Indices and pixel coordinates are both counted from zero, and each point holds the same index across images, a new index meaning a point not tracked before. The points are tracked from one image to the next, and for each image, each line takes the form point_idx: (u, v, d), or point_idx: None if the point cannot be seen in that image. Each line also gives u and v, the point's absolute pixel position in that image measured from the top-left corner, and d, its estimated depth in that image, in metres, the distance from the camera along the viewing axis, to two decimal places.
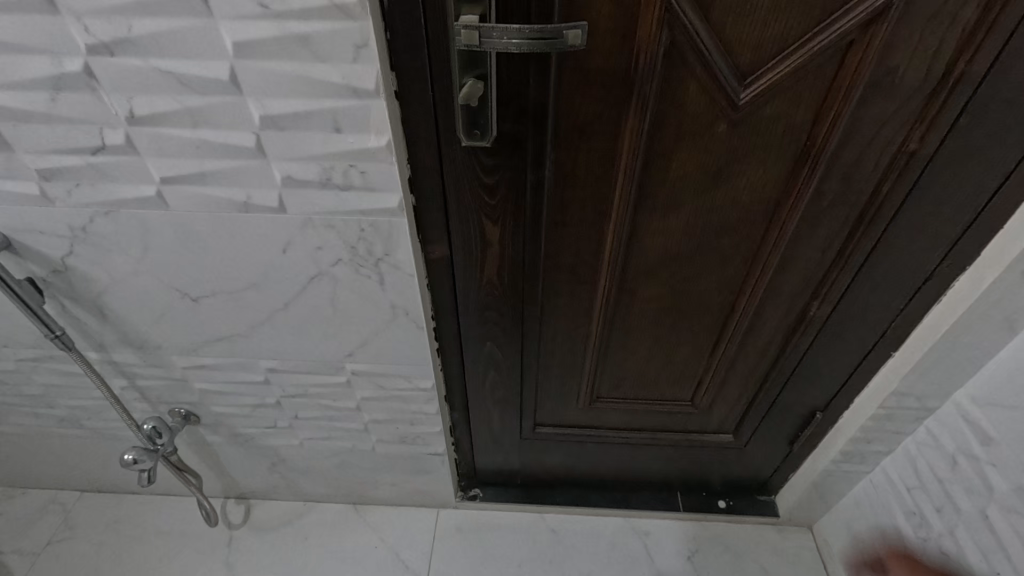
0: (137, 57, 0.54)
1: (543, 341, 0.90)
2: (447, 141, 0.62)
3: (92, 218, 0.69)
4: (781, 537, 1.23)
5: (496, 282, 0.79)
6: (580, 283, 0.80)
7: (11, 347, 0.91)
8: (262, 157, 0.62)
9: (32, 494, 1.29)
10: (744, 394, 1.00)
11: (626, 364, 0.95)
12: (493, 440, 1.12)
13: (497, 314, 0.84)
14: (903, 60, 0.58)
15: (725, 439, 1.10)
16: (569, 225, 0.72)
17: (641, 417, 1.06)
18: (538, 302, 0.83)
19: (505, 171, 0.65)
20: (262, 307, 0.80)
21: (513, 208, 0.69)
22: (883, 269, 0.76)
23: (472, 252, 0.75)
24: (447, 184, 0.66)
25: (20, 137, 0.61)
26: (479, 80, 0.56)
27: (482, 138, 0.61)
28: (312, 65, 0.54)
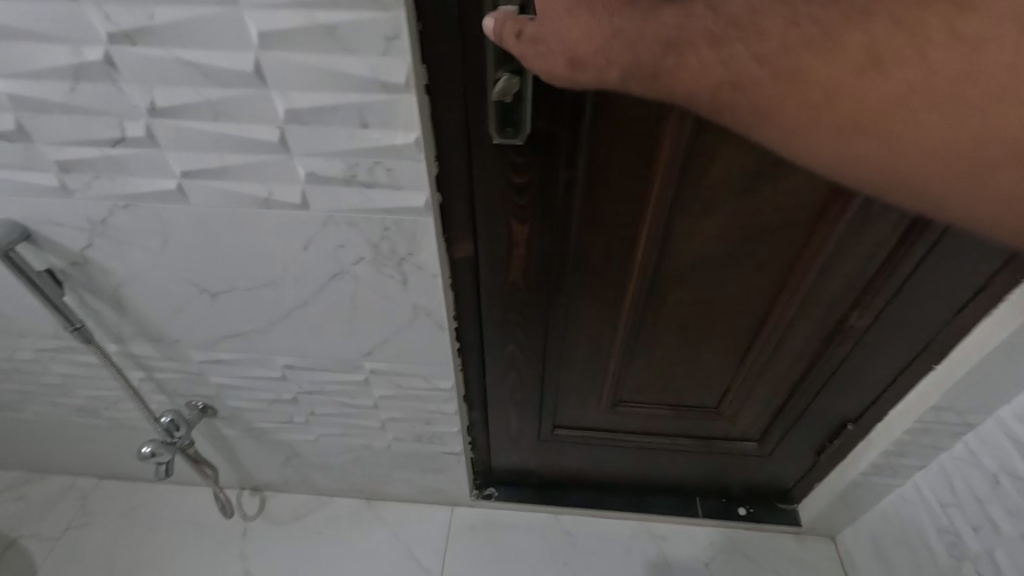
0: (159, 47, 0.52)
1: (566, 344, 0.88)
2: (476, 138, 0.59)
3: (112, 211, 0.68)
4: (802, 547, 1.20)
5: (522, 284, 0.76)
6: (609, 286, 0.77)
7: (31, 337, 0.90)
8: (284, 152, 0.60)
9: (50, 479, 1.30)
10: (772, 401, 0.97)
11: (652, 369, 0.93)
12: (510, 440, 1.11)
13: (520, 316, 0.81)
14: None
15: (749, 446, 1.08)
16: (600, 227, 0.70)
17: (663, 422, 1.04)
18: (563, 305, 0.80)
19: (536, 171, 0.62)
20: (281, 304, 0.78)
21: (543, 208, 0.66)
22: (931, 279, 0.72)
23: (498, 253, 0.72)
24: (475, 182, 0.64)
25: (39, 128, 0.59)
26: (514, 74, 0.53)
27: (515, 136, 0.58)
28: (340, 57, 0.51)
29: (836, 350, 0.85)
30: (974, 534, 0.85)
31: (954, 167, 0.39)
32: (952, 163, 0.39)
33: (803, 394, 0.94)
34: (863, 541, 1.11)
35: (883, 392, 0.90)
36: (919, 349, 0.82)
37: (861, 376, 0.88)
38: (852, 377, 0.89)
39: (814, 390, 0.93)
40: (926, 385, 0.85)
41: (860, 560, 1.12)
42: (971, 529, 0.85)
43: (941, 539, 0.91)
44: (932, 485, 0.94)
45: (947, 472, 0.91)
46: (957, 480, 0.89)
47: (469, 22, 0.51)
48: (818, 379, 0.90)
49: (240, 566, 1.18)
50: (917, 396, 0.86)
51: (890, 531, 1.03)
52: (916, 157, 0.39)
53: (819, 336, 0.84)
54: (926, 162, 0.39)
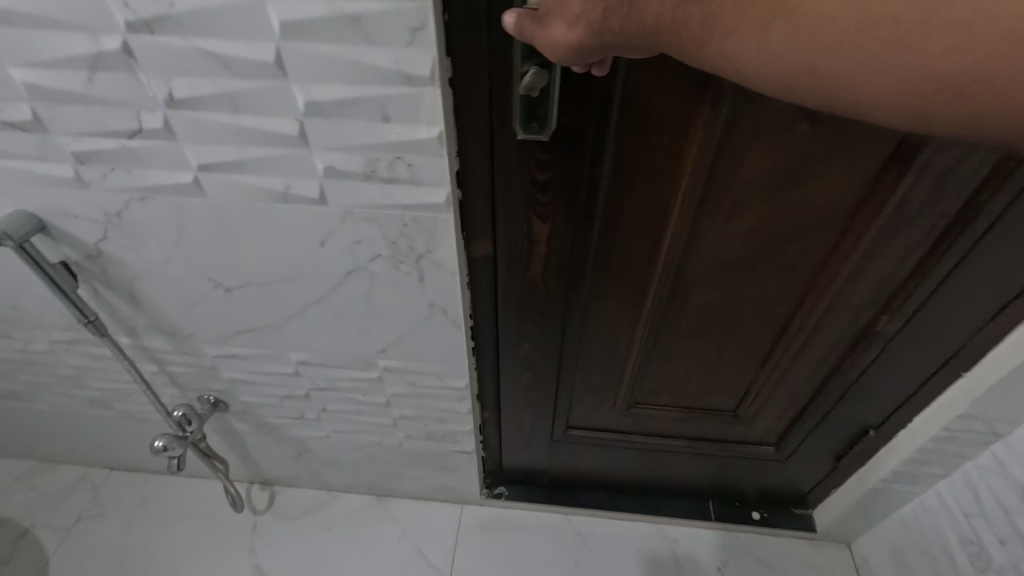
0: (178, 36, 0.50)
1: (584, 344, 0.86)
2: (500, 132, 0.58)
3: (127, 204, 0.67)
4: (817, 553, 1.18)
5: (541, 282, 0.75)
6: (630, 286, 0.76)
7: (45, 329, 0.90)
8: (304, 145, 0.58)
9: (62, 470, 1.31)
10: (792, 405, 0.95)
11: (670, 371, 0.91)
12: (523, 439, 1.09)
13: (538, 315, 0.80)
14: None
15: (766, 450, 1.06)
16: (624, 226, 0.68)
17: (679, 425, 1.02)
18: (582, 304, 0.78)
19: (561, 168, 0.61)
20: (296, 299, 0.77)
21: (566, 206, 0.65)
22: (965, 284, 0.70)
23: (517, 252, 0.70)
24: (496, 178, 0.62)
25: (56, 118, 0.58)
26: (542, 68, 0.51)
27: (540, 131, 0.56)
28: (363, 48, 0.50)
29: (861, 355, 0.83)
30: (999, 547, 0.83)
31: (915, 88, 0.34)
32: (919, 83, 0.34)
33: (825, 399, 0.92)
34: (881, 549, 1.09)
35: (908, 398, 0.88)
36: (948, 355, 0.79)
37: (886, 382, 0.86)
38: (876, 383, 0.87)
39: (837, 395, 0.91)
40: (954, 393, 0.83)
41: (877, 568, 1.10)
42: (996, 541, 0.83)
43: (963, 550, 0.89)
44: (956, 494, 0.92)
45: (971, 481, 0.89)
46: (982, 490, 0.87)
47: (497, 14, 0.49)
48: (841, 384, 0.88)
49: (250, 560, 1.18)
50: (945, 403, 0.84)
51: (910, 539, 1.01)
52: (875, 75, 0.35)
53: (844, 341, 0.82)
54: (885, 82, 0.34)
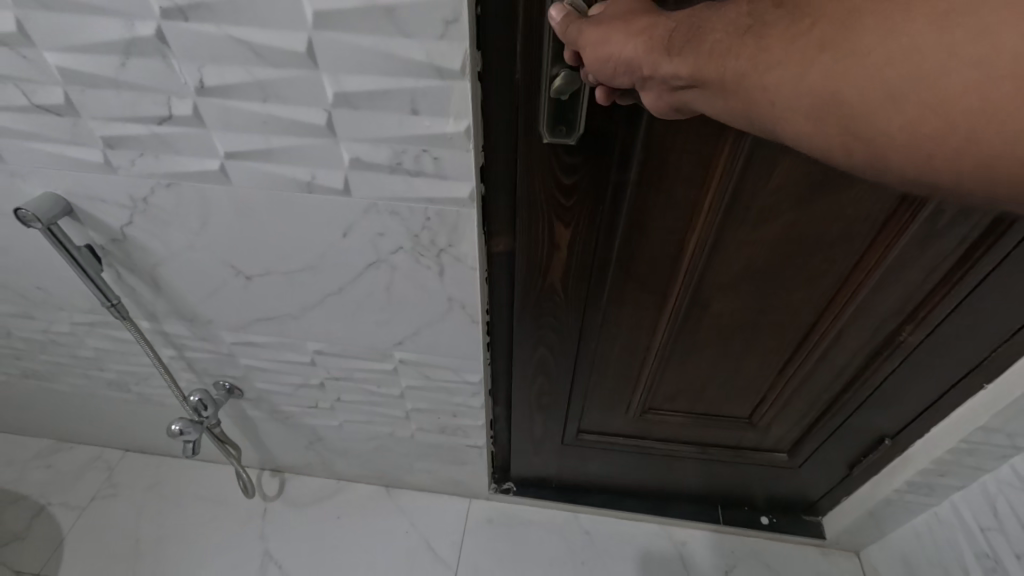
0: (211, 24, 0.51)
1: (601, 349, 0.86)
2: (526, 132, 0.57)
3: (154, 190, 0.67)
4: (826, 561, 1.17)
5: (559, 287, 0.74)
6: (650, 292, 0.75)
7: (67, 310, 0.91)
8: (330, 136, 0.58)
9: (79, 449, 1.33)
10: (808, 414, 0.95)
11: (686, 377, 0.90)
12: (533, 441, 1.09)
13: (555, 320, 0.80)
14: None
15: (779, 458, 1.05)
16: (648, 232, 0.68)
17: (694, 431, 1.02)
18: (601, 310, 0.78)
19: (586, 171, 0.60)
20: (316, 289, 0.78)
21: (589, 211, 0.64)
22: (991, 298, 0.69)
23: (537, 256, 0.70)
24: (520, 179, 0.61)
25: (88, 103, 0.59)
26: (573, 70, 0.50)
27: (568, 135, 0.56)
28: (395, 40, 0.50)
29: (882, 366, 0.82)
30: (1016, 562, 0.81)
31: (927, 135, 0.28)
32: (932, 134, 0.28)
33: (842, 409, 0.91)
34: (892, 559, 1.08)
35: (926, 409, 0.87)
36: (971, 367, 0.78)
37: (905, 393, 0.85)
38: (896, 394, 0.86)
39: (854, 406, 0.90)
40: (974, 405, 0.82)
41: None
42: (1013, 557, 0.82)
43: (978, 564, 0.88)
44: (972, 507, 0.91)
45: (989, 495, 0.88)
46: (1000, 503, 0.86)
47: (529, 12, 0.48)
48: (858, 395, 0.88)
49: (260, 546, 1.19)
50: (965, 415, 0.83)
51: (923, 550, 1.00)
52: (894, 116, 0.29)
53: (864, 351, 0.81)
54: (902, 124, 0.29)
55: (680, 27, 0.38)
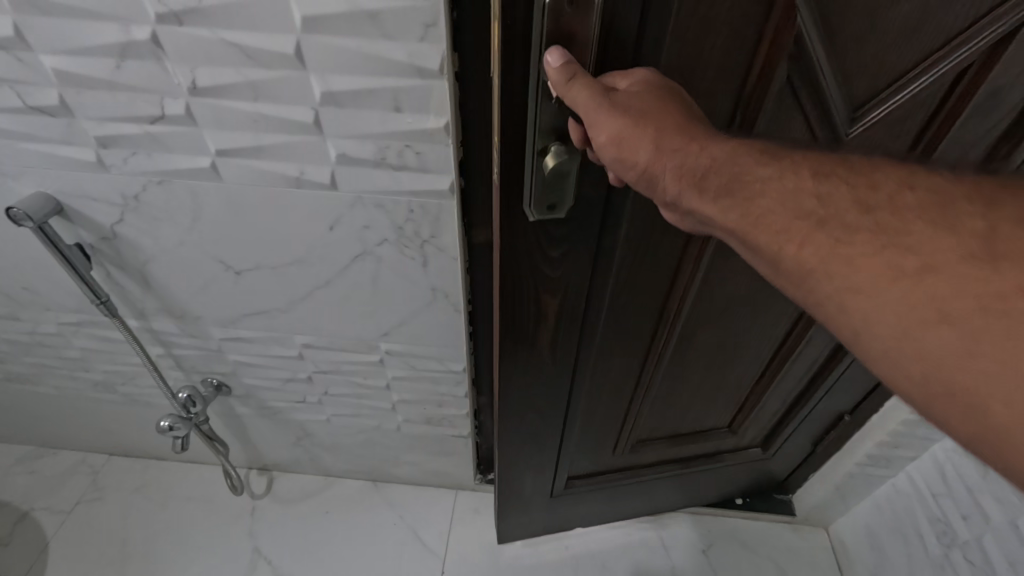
0: (205, 28, 0.54)
1: (587, 395, 0.86)
2: (508, 208, 0.55)
3: (145, 187, 0.70)
4: (798, 537, 1.23)
5: (546, 352, 0.74)
6: (637, 335, 0.77)
7: (54, 310, 0.92)
8: (318, 134, 0.62)
9: (60, 455, 1.32)
10: (781, 409, 1.01)
11: (671, 400, 0.93)
12: (523, 502, 1.05)
13: (544, 383, 0.79)
14: (1008, 81, 0.56)
15: (755, 452, 1.11)
16: (638, 284, 0.69)
17: (679, 448, 1.05)
18: (591, 361, 0.79)
19: (573, 241, 0.60)
20: (304, 282, 0.81)
21: (576, 278, 0.64)
22: None
23: (528, 323, 0.68)
24: (504, 254, 0.59)
25: (82, 103, 0.62)
26: (563, 146, 0.50)
27: (558, 210, 0.55)
28: (378, 42, 0.54)
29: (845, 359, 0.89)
30: (964, 524, 0.89)
31: None
32: None
33: (811, 399, 0.97)
34: (857, 530, 1.14)
35: (876, 388, 0.95)
36: None
37: (861, 379, 0.93)
38: (852, 380, 0.94)
39: (820, 395, 0.97)
40: None
41: (853, 550, 1.15)
42: (962, 519, 0.89)
43: (932, 529, 0.95)
44: (924, 475, 0.97)
45: (939, 463, 0.94)
46: (949, 470, 0.92)
47: (511, 76, 0.46)
48: (823, 387, 0.95)
49: (249, 542, 1.21)
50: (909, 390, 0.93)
51: (884, 521, 1.07)
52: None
53: (827, 349, 0.89)
54: (1016, 391, 0.28)
55: (734, 182, 0.38)
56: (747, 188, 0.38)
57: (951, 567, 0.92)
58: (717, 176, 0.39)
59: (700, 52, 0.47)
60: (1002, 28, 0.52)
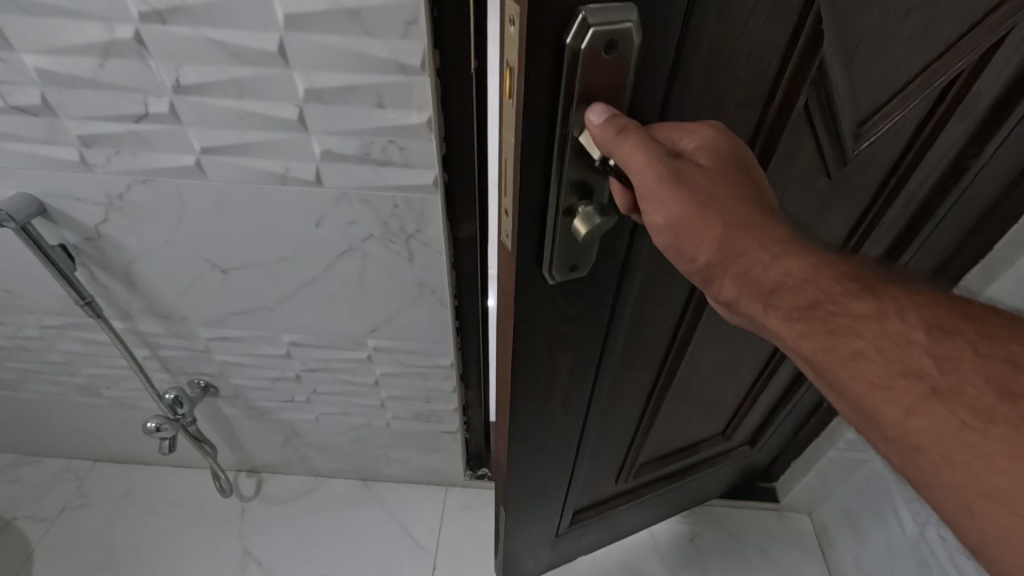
0: (189, 26, 0.55)
1: (595, 436, 0.82)
2: (526, 269, 0.50)
3: (130, 186, 0.70)
4: (782, 524, 1.26)
5: (559, 406, 0.69)
6: (645, 367, 0.76)
7: (37, 313, 0.92)
8: (303, 130, 0.63)
9: (43, 462, 1.30)
10: (768, 407, 1.04)
11: (675, 418, 0.93)
12: (528, 552, 0.97)
13: (555, 433, 0.74)
14: (984, 85, 0.60)
15: (744, 450, 1.14)
16: (649, 320, 0.67)
17: (676, 462, 1.05)
18: (601, 403, 0.75)
19: (589, 293, 0.56)
20: (291, 280, 0.82)
21: (591, 329, 0.61)
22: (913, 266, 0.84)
23: (542, 380, 0.63)
24: (519, 317, 0.54)
25: (64, 103, 0.62)
26: (591, 204, 0.46)
27: (580, 269, 0.51)
28: (361, 40, 0.55)
29: None
30: None
31: None
32: None
33: (797, 392, 1.01)
34: (837, 515, 1.17)
35: None
36: None
37: None
38: None
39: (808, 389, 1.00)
40: None
41: (835, 534, 1.19)
42: None
43: (908, 509, 0.98)
44: None
45: None
46: None
47: (535, 123, 0.41)
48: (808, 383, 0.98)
49: (239, 545, 1.20)
50: None
51: (863, 505, 1.10)
52: None
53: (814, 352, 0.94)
54: None
55: (819, 312, 0.40)
56: (833, 323, 0.39)
57: (926, 545, 0.95)
58: (791, 293, 0.40)
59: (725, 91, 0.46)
60: (986, 36, 0.54)
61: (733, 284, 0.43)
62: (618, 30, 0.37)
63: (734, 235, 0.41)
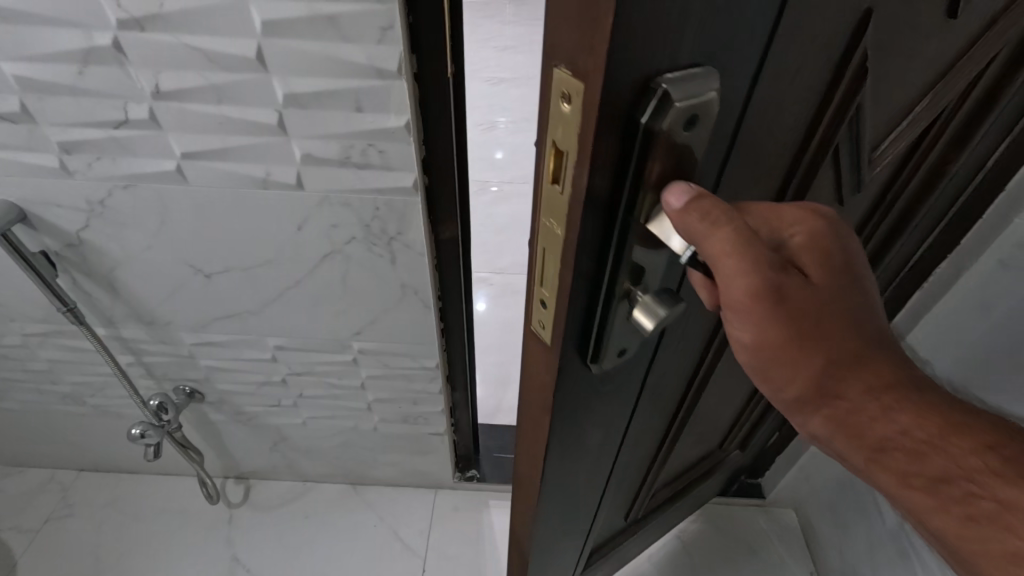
0: (168, 33, 0.56)
1: (613, 487, 0.78)
2: (568, 362, 0.43)
3: (111, 192, 0.70)
4: (767, 519, 1.28)
5: (586, 475, 0.64)
6: (661, 411, 0.72)
7: (19, 321, 0.91)
8: (282, 135, 0.64)
9: (27, 473, 1.29)
10: (760, 413, 1.05)
11: (682, 445, 0.91)
12: None
13: (580, 499, 0.69)
14: (964, 96, 0.62)
15: (735, 454, 1.15)
16: (669, 370, 0.64)
17: (677, 482, 1.04)
18: (622, 457, 0.71)
19: (624, 368, 0.50)
20: (275, 284, 0.82)
21: (620, 398, 0.56)
22: (892, 267, 0.86)
23: (573, 459, 0.57)
24: (557, 411, 0.47)
25: (44, 110, 0.62)
26: (653, 293, 0.39)
27: (624, 352, 0.45)
28: (338, 45, 0.56)
29: None
30: None
31: None
32: None
33: None
34: (820, 507, 1.19)
35: None
36: None
37: None
38: None
39: None
40: None
41: (819, 528, 1.20)
42: None
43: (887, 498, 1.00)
44: None
45: None
46: None
47: (596, 207, 0.33)
48: None
49: (227, 552, 1.20)
50: None
51: (846, 498, 1.11)
52: None
53: None
54: None
55: (951, 488, 0.38)
56: (968, 503, 0.37)
57: (905, 535, 0.96)
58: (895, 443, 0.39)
59: (768, 141, 0.42)
60: (977, 53, 0.56)
61: (827, 427, 0.41)
62: (702, 103, 0.31)
63: (830, 369, 0.38)
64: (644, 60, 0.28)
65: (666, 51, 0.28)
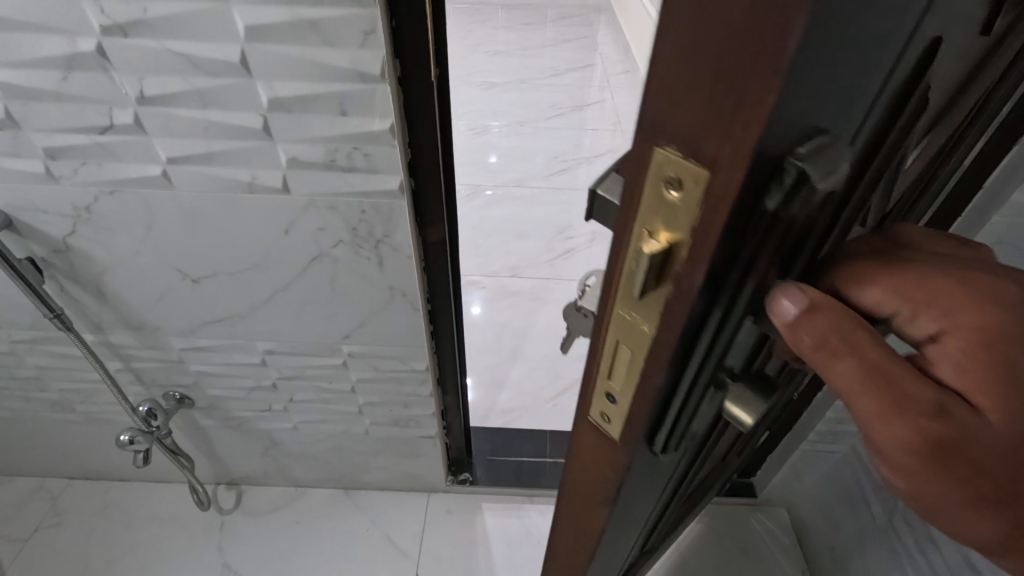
0: (152, 39, 0.56)
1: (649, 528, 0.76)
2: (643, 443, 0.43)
3: (97, 198, 0.71)
4: (758, 519, 1.29)
5: (632, 529, 0.63)
6: (703, 455, 0.70)
7: (5, 328, 0.91)
8: (267, 139, 0.64)
9: (15, 481, 1.28)
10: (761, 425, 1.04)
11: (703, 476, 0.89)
12: None
13: (622, 547, 0.67)
14: (981, 107, 0.60)
15: (735, 462, 1.14)
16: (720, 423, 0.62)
17: (691, 504, 1.03)
18: (664, 502, 0.70)
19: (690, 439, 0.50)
20: (264, 288, 0.82)
21: (678, 461, 0.54)
22: None
23: (625, 517, 0.56)
24: (623, 482, 0.47)
25: (29, 115, 0.63)
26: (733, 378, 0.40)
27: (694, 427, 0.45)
28: (321, 49, 0.57)
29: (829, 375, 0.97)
30: None
31: None
32: None
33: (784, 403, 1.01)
34: (811, 504, 1.20)
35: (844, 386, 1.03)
36: None
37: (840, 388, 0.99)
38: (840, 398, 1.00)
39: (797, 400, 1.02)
40: None
41: (811, 527, 1.21)
42: None
43: (876, 496, 1.01)
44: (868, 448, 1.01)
45: None
46: None
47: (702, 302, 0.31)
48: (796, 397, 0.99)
49: (218, 559, 1.19)
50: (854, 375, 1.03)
51: (836, 496, 1.11)
52: None
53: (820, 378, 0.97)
54: None
55: None
56: None
57: (894, 531, 0.97)
58: None
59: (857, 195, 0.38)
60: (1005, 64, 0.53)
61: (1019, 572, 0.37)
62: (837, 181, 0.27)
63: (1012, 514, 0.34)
64: (783, 140, 0.24)
65: (804, 125, 0.25)
